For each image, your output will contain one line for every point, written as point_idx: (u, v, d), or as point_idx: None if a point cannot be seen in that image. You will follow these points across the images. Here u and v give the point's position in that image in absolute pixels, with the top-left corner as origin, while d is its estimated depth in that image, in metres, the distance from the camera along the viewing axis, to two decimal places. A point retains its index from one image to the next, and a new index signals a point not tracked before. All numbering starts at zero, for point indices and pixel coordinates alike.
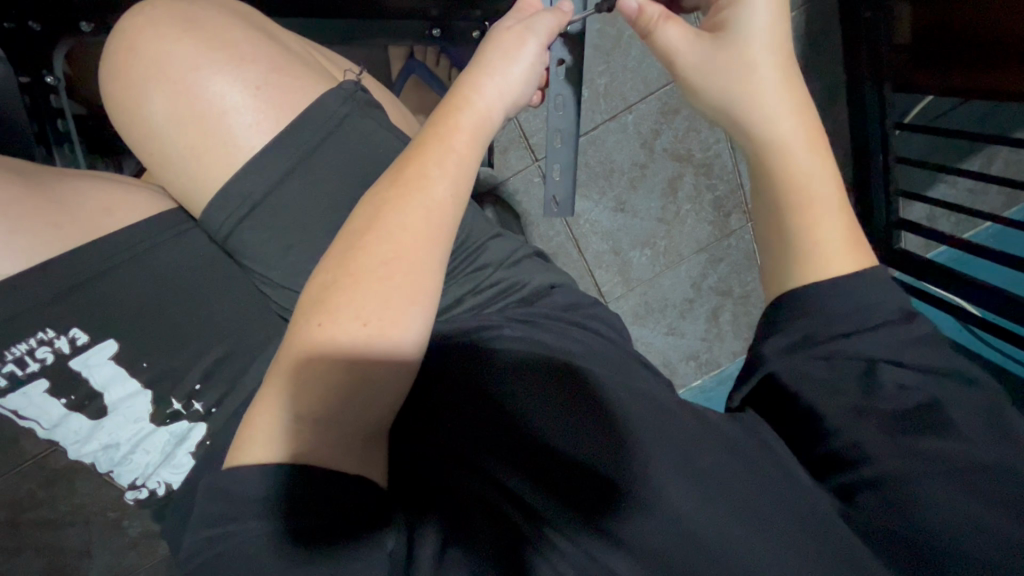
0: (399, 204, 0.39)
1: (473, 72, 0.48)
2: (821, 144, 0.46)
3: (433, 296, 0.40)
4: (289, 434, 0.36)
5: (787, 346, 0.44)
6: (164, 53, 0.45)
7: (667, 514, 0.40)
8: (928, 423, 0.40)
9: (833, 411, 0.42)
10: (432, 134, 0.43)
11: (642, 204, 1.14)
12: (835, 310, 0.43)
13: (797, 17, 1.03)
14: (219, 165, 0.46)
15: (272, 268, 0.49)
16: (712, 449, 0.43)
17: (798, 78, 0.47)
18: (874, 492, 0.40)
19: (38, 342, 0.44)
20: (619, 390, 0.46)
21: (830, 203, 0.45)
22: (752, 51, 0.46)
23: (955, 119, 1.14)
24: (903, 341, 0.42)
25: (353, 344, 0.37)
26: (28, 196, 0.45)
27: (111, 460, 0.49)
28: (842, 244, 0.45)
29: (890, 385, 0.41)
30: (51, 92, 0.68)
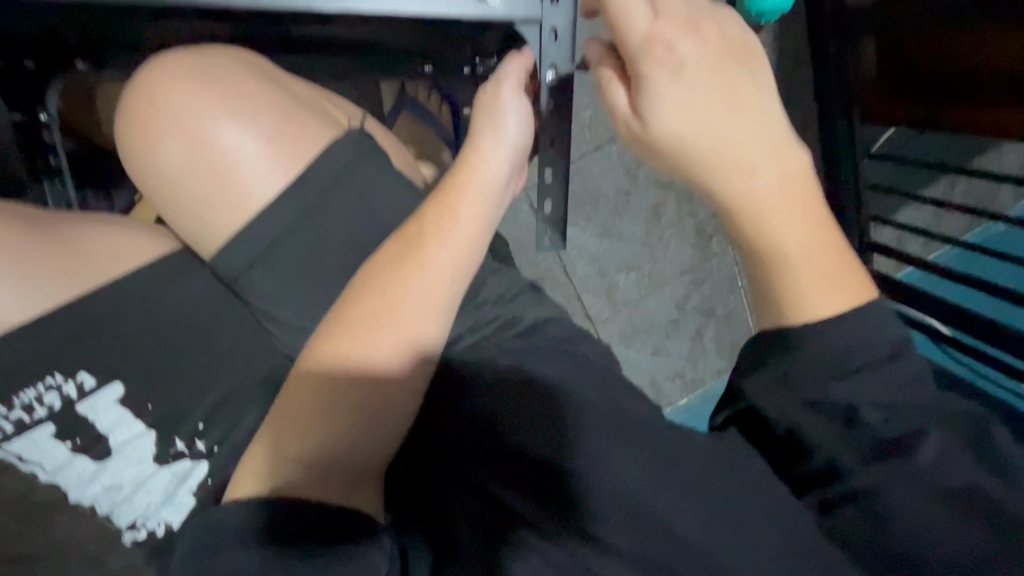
0: (399, 272, 0.44)
1: (473, 137, 0.50)
2: (793, 193, 0.41)
3: (423, 347, 0.44)
4: (273, 472, 0.39)
5: (768, 385, 0.43)
6: (182, 105, 0.46)
7: (627, 512, 0.46)
8: (899, 449, 0.39)
9: (815, 437, 0.42)
10: (434, 201, 0.47)
11: (627, 230, 1.18)
12: (821, 350, 0.41)
13: (768, 50, 1.10)
14: (233, 212, 0.47)
15: (280, 308, 0.49)
16: (692, 468, 0.48)
17: (767, 124, 0.40)
18: (850, 509, 0.42)
19: (46, 387, 0.43)
20: (591, 411, 0.51)
21: (807, 247, 0.42)
22: (706, 93, 0.40)
23: (919, 149, 1.21)
24: (889, 384, 0.40)
25: (346, 394, 0.40)
26: (35, 240, 0.45)
27: (114, 501, 0.47)
28: (822, 287, 0.42)
29: (870, 416, 0.40)
30: (43, 127, 0.69)
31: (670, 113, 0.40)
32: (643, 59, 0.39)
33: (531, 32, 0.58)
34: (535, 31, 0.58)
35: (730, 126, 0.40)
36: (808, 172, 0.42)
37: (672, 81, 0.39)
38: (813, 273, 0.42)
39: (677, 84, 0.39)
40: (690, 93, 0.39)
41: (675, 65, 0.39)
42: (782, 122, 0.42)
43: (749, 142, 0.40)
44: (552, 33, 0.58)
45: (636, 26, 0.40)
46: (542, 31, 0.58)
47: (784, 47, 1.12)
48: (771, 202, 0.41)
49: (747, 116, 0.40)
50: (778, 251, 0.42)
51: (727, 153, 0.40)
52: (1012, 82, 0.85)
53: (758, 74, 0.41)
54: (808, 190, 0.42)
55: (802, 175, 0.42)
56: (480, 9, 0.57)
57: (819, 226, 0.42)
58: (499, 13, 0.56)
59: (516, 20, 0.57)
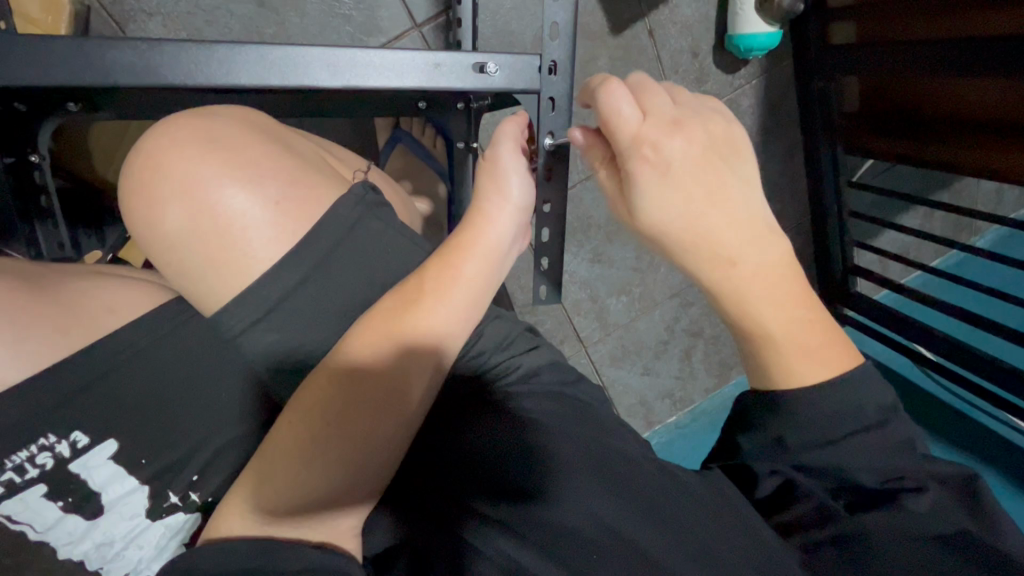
0: (392, 329, 0.44)
1: (479, 200, 0.51)
2: (777, 278, 0.46)
3: (407, 405, 0.45)
4: (255, 509, 0.43)
5: (766, 445, 0.51)
6: (189, 174, 0.46)
7: (601, 549, 0.47)
8: (885, 497, 0.47)
9: (805, 484, 0.51)
10: (436, 259, 0.47)
11: (617, 256, 1.19)
12: (810, 420, 0.47)
13: (756, 83, 1.13)
14: (237, 275, 0.47)
15: (280, 361, 0.50)
16: (689, 509, 0.50)
17: (756, 219, 0.44)
18: (835, 545, 0.46)
19: (39, 448, 0.43)
20: (575, 450, 0.52)
21: (799, 329, 0.47)
22: (692, 190, 0.42)
23: (894, 180, 1.26)
24: (876, 447, 0.47)
25: (336, 453, 0.43)
26: (27, 298, 0.45)
27: (104, 558, 0.48)
28: (807, 360, 0.48)
29: (862, 474, 0.48)
30: (35, 168, 0.68)
31: (654, 208, 0.43)
32: (633, 160, 0.43)
33: (530, 100, 0.62)
34: (534, 99, 0.62)
35: (718, 222, 0.43)
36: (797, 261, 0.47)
37: (659, 177, 0.42)
38: (803, 352, 0.47)
39: (661, 187, 0.42)
40: (680, 193, 0.42)
41: (664, 167, 0.42)
42: (771, 216, 0.46)
43: (742, 236, 0.44)
44: (550, 103, 0.62)
45: (626, 129, 0.43)
46: (540, 99, 0.62)
47: (772, 80, 1.14)
48: (761, 292, 0.45)
49: (732, 211, 0.43)
50: (773, 331, 0.47)
51: (721, 248, 0.44)
52: (987, 128, 0.87)
53: (748, 174, 0.45)
54: (797, 277, 0.47)
55: (791, 262, 0.46)
56: (481, 80, 0.58)
57: (806, 308, 0.47)
58: (499, 85, 0.59)
59: (514, 92, 0.60)
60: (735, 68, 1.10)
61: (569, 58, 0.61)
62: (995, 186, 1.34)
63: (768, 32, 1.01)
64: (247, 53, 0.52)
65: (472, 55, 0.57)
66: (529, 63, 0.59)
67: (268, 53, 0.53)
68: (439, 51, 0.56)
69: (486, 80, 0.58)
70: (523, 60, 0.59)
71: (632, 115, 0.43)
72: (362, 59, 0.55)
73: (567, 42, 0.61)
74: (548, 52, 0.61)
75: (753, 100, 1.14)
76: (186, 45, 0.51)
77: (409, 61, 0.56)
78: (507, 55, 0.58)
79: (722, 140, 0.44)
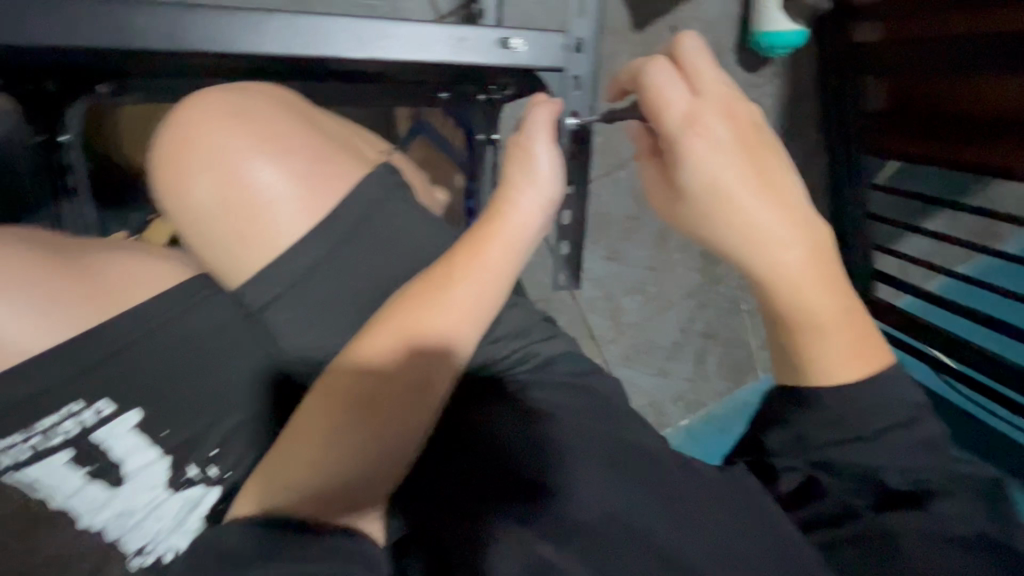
0: (420, 310, 0.45)
1: (510, 186, 0.51)
2: (818, 267, 0.46)
3: (441, 385, 0.45)
4: (274, 497, 0.43)
5: (787, 443, 0.49)
6: (221, 147, 0.47)
7: (614, 540, 0.46)
8: (912, 499, 0.45)
9: (827, 483, 0.48)
10: (464, 246, 0.48)
11: (633, 254, 1.19)
12: (835, 415, 0.46)
13: (779, 81, 1.12)
14: (264, 249, 0.48)
15: (302, 336, 0.50)
16: (710, 500, 0.49)
17: (794, 205, 0.45)
18: (857, 548, 0.45)
19: (64, 416, 0.43)
20: (595, 442, 0.52)
21: (835, 318, 0.47)
22: (736, 170, 0.44)
23: (918, 183, 1.24)
24: (904, 448, 0.46)
25: (362, 433, 0.43)
26: (58, 268, 0.46)
27: (123, 527, 0.48)
28: (846, 355, 0.47)
29: (890, 476, 0.46)
30: (64, 148, 0.70)
31: (698, 184, 0.45)
32: (683, 137, 0.44)
33: (555, 77, 0.63)
34: (558, 77, 0.63)
35: (757, 204, 0.44)
36: (833, 250, 0.47)
37: (711, 152, 0.44)
38: (837, 344, 0.47)
39: (710, 164, 0.44)
40: (723, 171, 0.44)
41: (714, 145, 0.44)
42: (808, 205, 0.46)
43: (779, 220, 0.44)
44: (575, 81, 0.63)
45: (676, 107, 0.44)
46: (564, 77, 0.63)
47: (796, 78, 1.13)
48: (795, 277, 0.45)
49: (773, 195, 0.44)
50: (807, 319, 0.47)
51: (756, 231, 0.44)
52: (1007, 129, 0.87)
53: (788, 161, 0.47)
54: (834, 266, 0.47)
55: (828, 251, 0.47)
56: (506, 56, 0.59)
57: (842, 297, 0.47)
58: (524, 60, 0.59)
59: (539, 69, 0.61)
60: (758, 66, 1.09)
61: (593, 36, 0.63)
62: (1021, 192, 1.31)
63: (794, 30, 1.00)
64: (279, 35, 0.53)
65: (498, 30, 0.57)
66: (555, 41, 0.60)
67: (299, 34, 0.54)
68: (464, 26, 0.57)
69: (511, 55, 0.58)
70: (548, 37, 0.60)
71: (681, 93, 0.44)
72: (390, 32, 0.55)
73: (592, 22, 0.63)
74: (576, 30, 0.62)
75: (776, 99, 1.12)
76: (219, 26, 0.52)
77: (435, 35, 0.56)
78: (534, 31, 0.59)
79: (759, 128, 0.46)
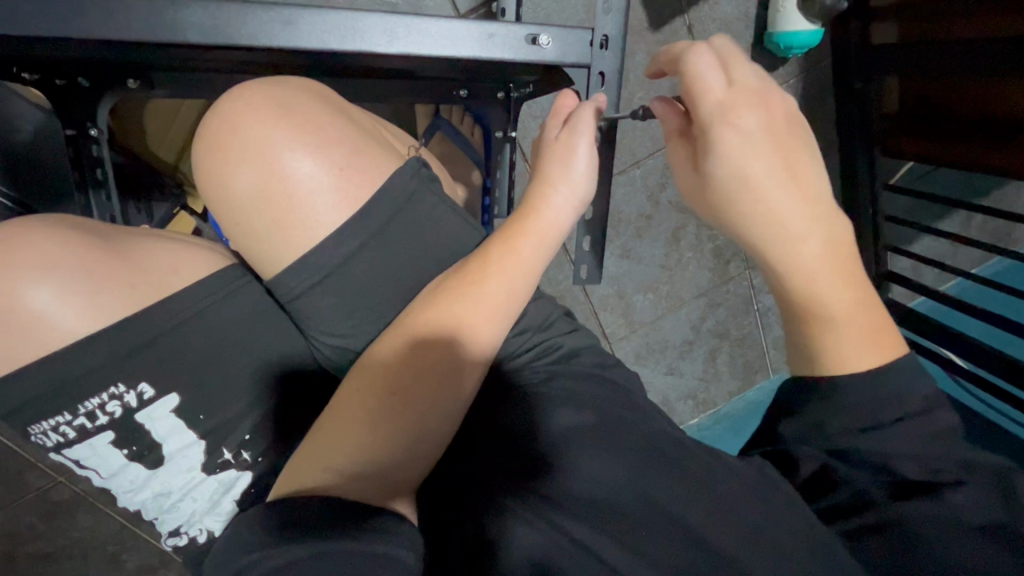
0: (456, 303, 0.46)
1: (541, 182, 0.52)
2: (836, 259, 0.48)
3: (473, 371, 0.47)
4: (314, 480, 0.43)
5: (804, 433, 0.51)
6: (262, 138, 0.48)
7: (638, 526, 0.47)
8: (930, 489, 0.46)
9: (845, 474, 0.49)
10: (497, 240, 0.49)
11: (647, 252, 1.19)
12: (853, 403, 0.48)
13: (795, 82, 1.12)
14: (300, 238, 0.49)
15: (335, 323, 0.51)
16: (734, 490, 0.50)
17: (816, 199, 0.46)
18: (877, 536, 0.45)
19: (109, 397, 0.45)
20: (621, 432, 0.53)
21: (849, 308, 0.49)
22: (764, 162, 0.45)
23: (933, 184, 1.24)
24: (917, 437, 0.47)
25: (400, 415, 0.44)
26: (101, 254, 0.47)
27: (159, 508, 0.50)
28: (860, 346, 0.49)
29: (907, 467, 0.47)
30: (93, 142, 0.71)
31: (727, 173, 0.46)
32: (717, 126, 0.45)
33: (581, 74, 0.64)
34: (584, 73, 0.64)
35: (782, 197, 0.45)
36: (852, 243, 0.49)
37: (740, 143, 0.45)
38: (851, 334, 0.49)
39: (741, 154, 0.45)
40: (750, 164, 0.45)
41: (745, 135, 0.45)
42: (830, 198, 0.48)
43: (802, 213, 0.46)
44: (600, 78, 0.65)
45: (713, 93, 0.45)
46: (591, 74, 0.65)
47: (812, 78, 1.13)
48: (811, 269, 0.47)
49: (799, 189, 0.46)
50: (822, 310, 0.49)
51: (777, 223, 0.46)
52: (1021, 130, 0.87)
53: (816, 155, 0.48)
54: (851, 258, 0.49)
55: (846, 244, 0.48)
56: (534, 53, 0.60)
57: (857, 288, 0.49)
58: (551, 57, 0.60)
59: (565, 65, 0.62)
60: (774, 66, 1.10)
61: (620, 32, 0.65)
62: None
63: (810, 30, 1.00)
64: (310, 31, 0.55)
65: (525, 27, 0.59)
66: (580, 37, 0.61)
67: (330, 30, 0.55)
68: (491, 22, 0.58)
69: (538, 52, 0.60)
70: (574, 34, 0.61)
71: (719, 81, 0.46)
72: (418, 27, 0.56)
73: (618, 19, 0.65)
74: (601, 27, 0.64)
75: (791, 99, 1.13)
76: (254, 21, 0.53)
77: (464, 31, 0.57)
78: (561, 28, 0.60)
79: (791, 121, 0.47)
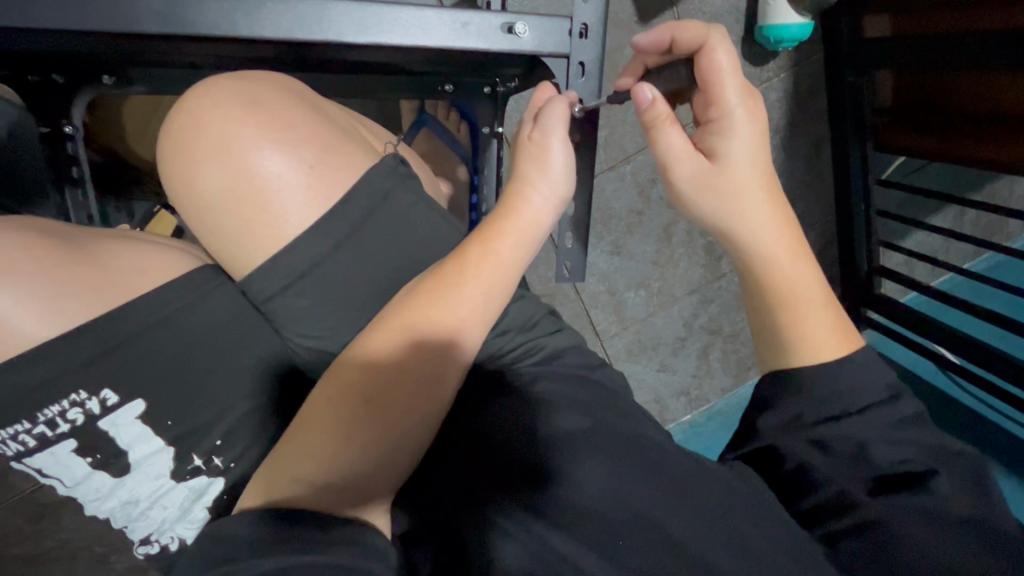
0: (433, 306, 0.44)
1: (519, 181, 0.51)
2: (798, 246, 0.51)
3: (451, 377, 0.46)
4: (289, 492, 0.43)
5: (780, 425, 0.50)
6: (229, 136, 0.47)
7: (620, 531, 0.47)
8: (908, 481, 0.45)
9: (821, 468, 0.48)
10: (474, 241, 0.47)
11: (638, 248, 1.18)
12: (826, 392, 0.48)
13: (786, 75, 1.11)
14: (269, 238, 0.48)
15: (309, 325, 0.50)
16: (709, 488, 0.49)
17: (779, 188, 0.51)
18: (858, 538, 0.45)
19: (70, 404, 0.44)
20: (607, 433, 0.52)
21: (814, 294, 0.51)
22: (760, 150, 0.49)
23: (926, 179, 1.23)
24: (889, 422, 0.47)
25: (375, 424, 0.43)
26: (63, 257, 0.46)
27: (128, 516, 0.49)
28: (828, 331, 0.50)
29: (883, 456, 0.46)
30: (68, 139, 0.69)
31: (737, 155, 0.49)
32: (735, 110, 0.48)
33: (560, 65, 0.62)
34: (563, 63, 0.62)
35: (760, 178, 0.49)
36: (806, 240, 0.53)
37: (748, 129, 0.49)
38: (819, 320, 0.50)
39: (747, 139, 0.49)
40: (756, 150, 0.49)
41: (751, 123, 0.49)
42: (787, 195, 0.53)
43: (768, 194, 0.50)
44: (580, 68, 0.62)
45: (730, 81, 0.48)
46: (570, 65, 0.62)
47: (803, 72, 1.12)
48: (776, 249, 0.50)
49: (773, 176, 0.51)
50: (792, 293, 0.50)
51: (748, 201, 0.49)
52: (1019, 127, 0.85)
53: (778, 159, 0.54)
54: (808, 251, 0.52)
55: (802, 237, 0.52)
56: (511, 42, 0.59)
57: (818, 279, 0.52)
58: (528, 46, 0.59)
59: (543, 54, 0.60)
60: (764, 59, 1.09)
61: (599, 20, 0.61)
62: None
63: (800, 23, 0.99)
64: (282, 22, 0.53)
65: (500, 15, 0.57)
66: (560, 26, 0.60)
67: (301, 22, 0.53)
68: (467, 11, 0.57)
69: (514, 41, 0.59)
70: (552, 23, 0.59)
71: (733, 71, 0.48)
72: (392, 16, 0.55)
73: (598, 5, 0.61)
74: (580, 14, 0.61)
75: (782, 93, 1.12)
76: (223, 15, 0.52)
77: (437, 20, 0.56)
78: (538, 17, 0.59)
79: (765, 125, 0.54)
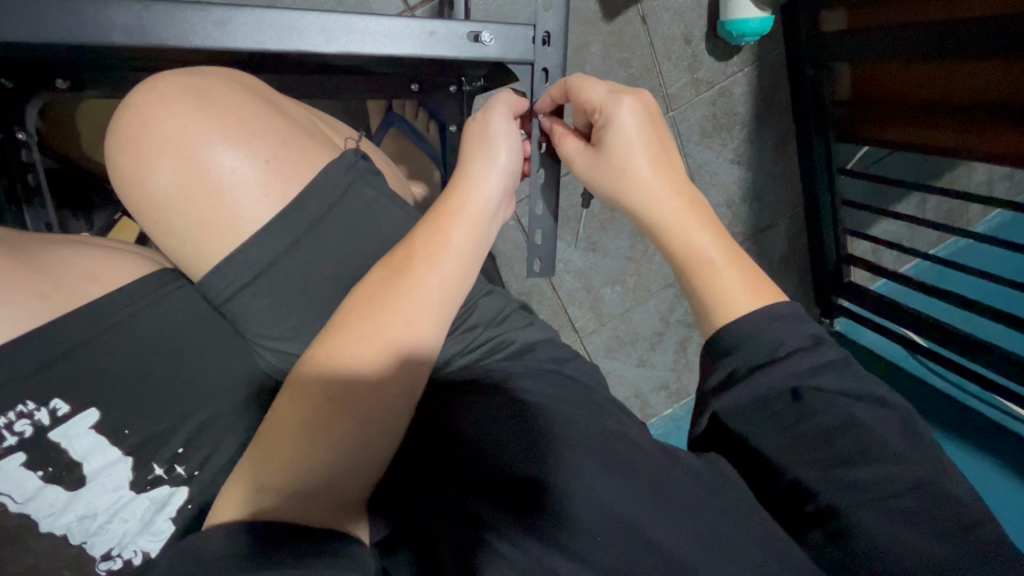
0: (387, 297, 0.44)
1: (474, 173, 0.51)
2: (697, 212, 0.52)
3: (410, 372, 0.45)
4: (253, 502, 0.42)
5: (728, 400, 0.47)
6: (180, 132, 0.46)
7: (595, 520, 0.46)
8: (856, 448, 0.44)
9: (766, 442, 0.47)
10: (428, 230, 0.47)
11: (612, 244, 1.19)
12: (752, 349, 0.46)
13: (749, 69, 1.13)
14: (226, 237, 0.47)
15: (271, 326, 0.49)
16: (676, 478, 0.49)
17: (674, 168, 0.53)
18: (823, 530, 0.45)
19: (17, 415, 0.42)
20: (580, 420, 0.52)
21: (725, 256, 0.51)
22: (638, 136, 0.53)
23: (887, 167, 1.27)
24: (813, 365, 0.46)
25: (330, 423, 0.42)
26: (10, 266, 0.45)
27: (86, 531, 0.46)
28: (744, 290, 0.49)
29: (818, 408, 0.45)
30: (20, 146, 0.66)
31: (620, 146, 0.53)
32: (611, 108, 0.53)
33: (524, 71, 0.62)
34: (528, 71, 0.62)
35: (649, 162, 0.53)
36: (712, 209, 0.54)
37: (630, 119, 0.53)
38: (737, 281, 0.50)
39: (628, 132, 0.52)
40: (637, 137, 0.53)
41: (630, 120, 0.53)
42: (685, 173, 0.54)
43: (662, 179, 0.52)
44: (544, 74, 0.63)
45: (599, 89, 0.54)
46: (534, 71, 0.62)
47: (764, 65, 1.14)
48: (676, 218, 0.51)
49: (663, 160, 0.53)
50: (704, 259, 0.50)
51: (647, 189, 0.52)
52: (977, 111, 0.86)
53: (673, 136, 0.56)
54: (711, 214, 0.53)
55: (704, 203, 0.53)
56: (476, 50, 0.59)
57: (728, 241, 0.52)
58: (494, 54, 0.60)
59: (508, 62, 0.61)
60: (728, 54, 1.10)
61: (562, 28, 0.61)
62: (987, 174, 1.35)
63: (761, 18, 1.01)
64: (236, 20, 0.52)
65: (466, 24, 0.58)
66: (522, 33, 0.60)
67: (253, 19, 0.53)
68: (433, 19, 0.58)
69: (481, 48, 0.59)
70: (516, 30, 0.60)
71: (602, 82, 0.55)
72: (360, 27, 0.56)
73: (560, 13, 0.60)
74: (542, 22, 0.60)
75: (746, 87, 1.14)
76: (183, 22, 0.52)
77: (405, 29, 0.57)
78: (501, 24, 0.59)
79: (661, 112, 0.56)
